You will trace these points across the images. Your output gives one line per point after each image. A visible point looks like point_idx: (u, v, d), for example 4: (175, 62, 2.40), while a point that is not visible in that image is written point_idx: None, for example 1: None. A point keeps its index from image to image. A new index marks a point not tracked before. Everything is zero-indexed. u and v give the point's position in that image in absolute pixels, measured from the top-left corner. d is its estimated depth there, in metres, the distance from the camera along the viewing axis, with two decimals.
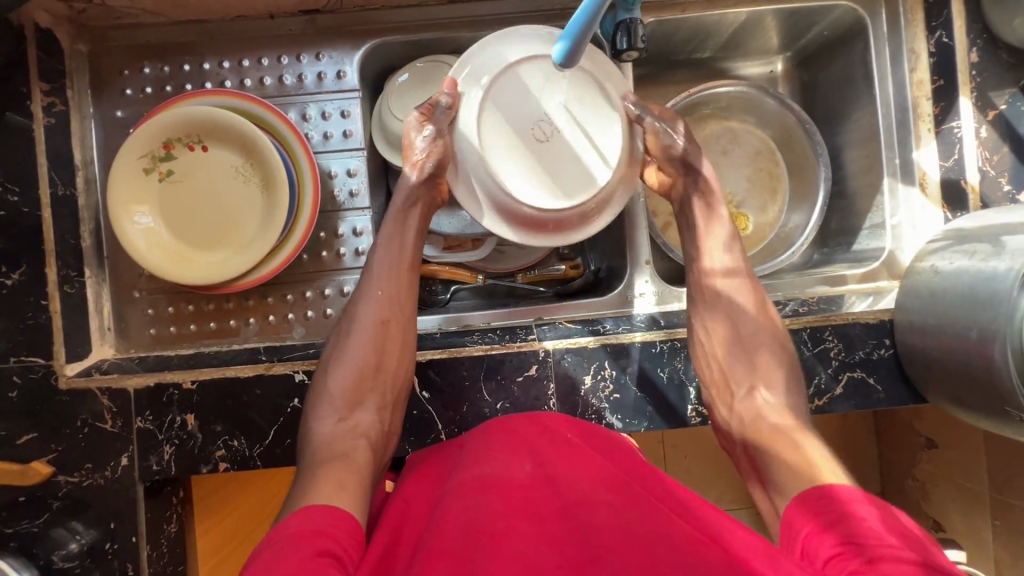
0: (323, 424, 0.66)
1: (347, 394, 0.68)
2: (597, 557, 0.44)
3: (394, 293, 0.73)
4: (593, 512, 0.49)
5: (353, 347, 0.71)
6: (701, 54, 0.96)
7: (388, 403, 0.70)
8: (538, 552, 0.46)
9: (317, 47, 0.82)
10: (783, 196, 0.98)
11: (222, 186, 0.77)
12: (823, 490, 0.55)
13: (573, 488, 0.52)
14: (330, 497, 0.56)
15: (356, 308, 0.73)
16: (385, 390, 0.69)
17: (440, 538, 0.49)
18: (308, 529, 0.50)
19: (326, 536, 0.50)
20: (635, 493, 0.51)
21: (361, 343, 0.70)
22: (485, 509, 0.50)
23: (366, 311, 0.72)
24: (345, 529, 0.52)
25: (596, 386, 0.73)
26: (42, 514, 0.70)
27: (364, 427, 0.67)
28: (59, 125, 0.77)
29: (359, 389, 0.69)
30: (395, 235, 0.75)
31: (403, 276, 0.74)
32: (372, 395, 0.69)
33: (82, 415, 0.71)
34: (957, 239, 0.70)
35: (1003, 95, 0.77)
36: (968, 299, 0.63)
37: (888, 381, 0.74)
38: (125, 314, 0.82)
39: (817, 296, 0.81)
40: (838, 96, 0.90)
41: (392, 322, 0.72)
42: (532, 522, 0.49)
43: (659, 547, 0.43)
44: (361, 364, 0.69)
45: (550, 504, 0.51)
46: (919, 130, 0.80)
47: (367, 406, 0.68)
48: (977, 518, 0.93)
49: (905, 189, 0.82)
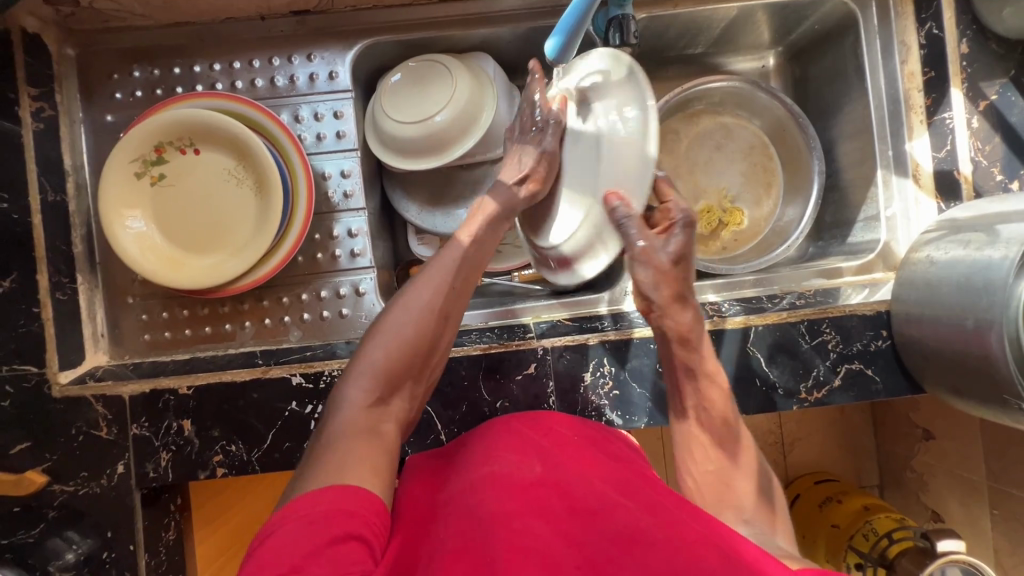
0: (355, 399, 0.57)
1: (388, 374, 0.59)
2: (617, 561, 0.44)
3: (456, 292, 0.65)
4: (610, 514, 0.49)
5: (408, 329, 0.61)
6: (693, 50, 0.96)
7: (417, 394, 0.63)
8: (558, 552, 0.45)
9: (308, 48, 0.82)
10: (777, 189, 0.98)
11: (215, 190, 0.77)
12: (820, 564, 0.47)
13: (586, 491, 0.52)
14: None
15: (415, 288, 0.64)
16: (419, 382, 0.63)
17: (455, 540, 0.47)
18: (335, 508, 0.46)
19: (352, 519, 0.46)
20: (649, 501, 0.51)
21: (417, 327, 0.62)
22: (502, 509, 0.49)
23: (429, 301, 0.63)
24: (373, 511, 0.48)
25: (595, 383, 0.73)
26: (37, 524, 0.69)
27: (394, 415, 0.59)
28: (48, 130, 0.76)
29: (402, 377, 0.60)
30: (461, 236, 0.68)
31: (473, 278, 0.68)
32: (409, 382, 0.61)
33: (76, 424, 0.70)
34: (952, 229, 0.70)
35: (994, 85, 0.77)
36: (964, 288, 0.63)
37: (886, 372, 0.74)
38: (119, 320, 0.81)
39: (813, 289, 0.81)
40: (830, 90, 0.91)
41: (448, 319, 0.64)
42: (546, 520, 0.48)
43: (681, 555, 0.44)
44: (410, 346, 0.61)
45: (562, 503, 0.50)
46: (911, 122, 0.80)
47: (403, 394, 0.61)
48: (975, 509, 0.93)
49: (899, 181, 0.82)
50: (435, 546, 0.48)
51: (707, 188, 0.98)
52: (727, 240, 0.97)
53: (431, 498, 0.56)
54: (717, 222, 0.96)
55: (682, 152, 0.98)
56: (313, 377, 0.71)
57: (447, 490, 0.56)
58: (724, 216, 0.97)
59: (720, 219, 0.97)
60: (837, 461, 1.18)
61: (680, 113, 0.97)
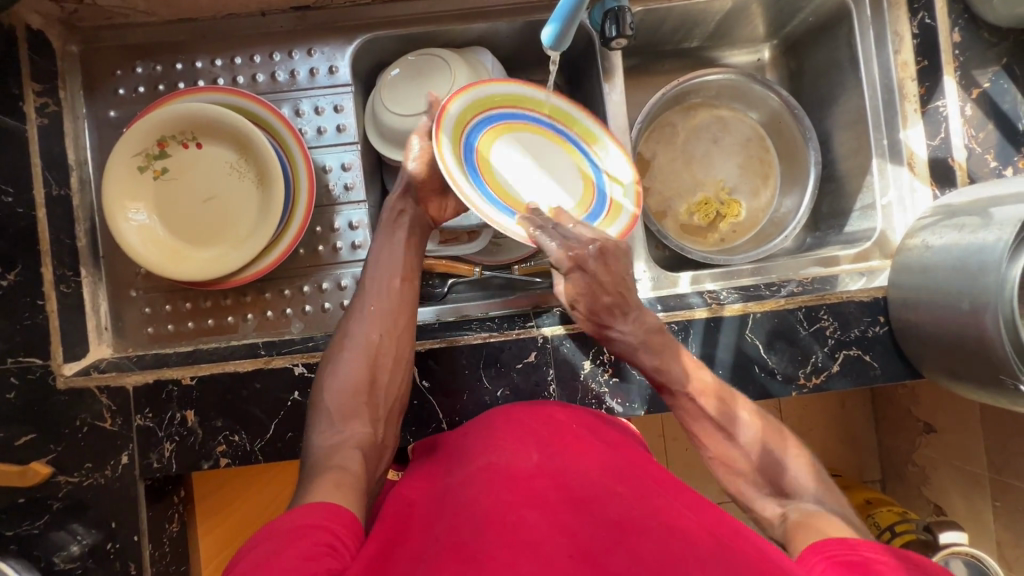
0: (318, 439, 0.61)
1: (340, 408, 0.63)
2: (609, 549, 0.45)
3: (389, 309, 0.69)
4: (603, 506, 0.49)
5: (347, 363, 0.66)
6: (689, 44, 0.97)
7: (382, 417, 0.65)
8: (553, 540, 0.46)
9: (308, 43, 0.83)
10: (774, 180, 0.99)
11: (216, 183, 0.78)
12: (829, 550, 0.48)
13: (582, 481, 0.53)
14: (323, 491, 0.53)
15: (349, 323, 0.69)
16: (379, 405, 0.65)
17: (452, 529, 0.48)
18: (306, 522, 0.48)
19: (325, 531, 0.47)
20: (644, 489, 0.52)
21: (355, 357, 0.66)
22: (498, 499, 0.50)
23: (362, 329, 0.68)
24: (345, 527, 0.49)
25: (595, 370, 0.74)
26: (42, 516, 0.69)
27: (356, 441, 0.61)
28: (52, 125, 0.77)
29: (353, 404, 0.63)
30: (387, 250, 0.73)
31: (398, 289, 0.71)
32: (366, 408, 0.64)
33: (81, 415, 0.70)
34: (946, 214, 0.71)
35: (987, 73, 0.78)
36: (960, 271, 0.64)
37: (884, 358, 0.75)
38: (122, 313, 0.82)
39: (811, 277, 0.82)
40: (825, 81, 0.92)
41: (386, 338, 0.68)
42: (542, 509, 0.49)
43: (674, 543, 0.45)
44: (356, 378, 0.65)
45: (558, 493, 0.51)
46: (906, 111, 0.81)
47: (361, 420, 0.63)
48: (976, 500, 0.93)
49: (894, 169, 0.83)
50: (433, 536, 0.49)
51: (705, 179, 0.99)
52: (725, 231, 0.98)
53: (431, 491, 0.57)
54: (715, 214, 0.97)
55: (680, 144, 0.99)
56: (315, 366, 0.72)
57: (445, 482, 0.57)
58: (722, 208, 0.98)
59: (718, 210, 0.98)
60: (839, 454, 1.18)
61: (677, 105, 0.98)
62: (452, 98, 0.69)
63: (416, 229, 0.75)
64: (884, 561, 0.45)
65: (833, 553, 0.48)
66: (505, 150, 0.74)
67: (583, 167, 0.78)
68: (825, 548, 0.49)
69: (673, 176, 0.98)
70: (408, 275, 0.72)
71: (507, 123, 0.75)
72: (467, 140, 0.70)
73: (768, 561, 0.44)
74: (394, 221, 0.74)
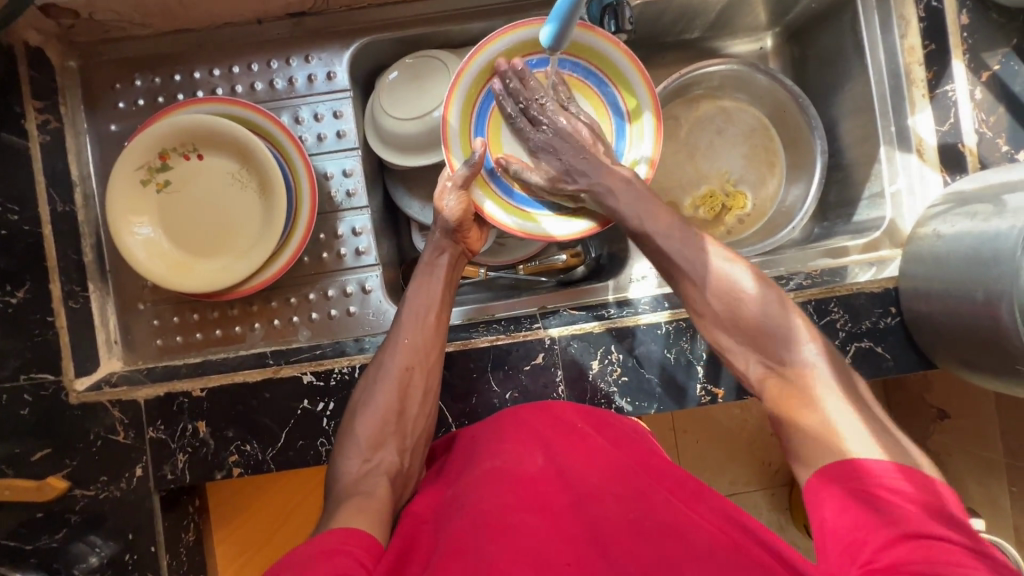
0: (346, 465, 0.62)
1: (369, 437, 0.64)
2: (607, 553, 0.45)
3: (421, 343, 0.69)
4: (601, 508, 0.50)
5: (379, 393, 0.66)
6: (690, 35, 0.97)
7: (410, 446, 0.65)
8: (552, 549, 0.46)
9: (305, 50, 0.83)
10: (780, 169, 0.98)
11: (219, 194, 0.78)
12: (837, 473, 0.50)
13: (581, 481, 0.53)
14: (346, 516, 0.53)
15: (382, 354, 0.70)
16: (407, 434, 0.65)
17: (454, 535, 0.48)
18: (327, 547, 0.47)
19: (346, 553, 0.47)
20: (644, 484, 0.52)
21: (387, 388, 0.67)
22: (499, 503, 0.50)
23: (395, 360, 0.68)
24: (362, 546, 0.48)
25: (604, 370, 0.73)
26: (60, 530, 0.70)
27: (384, 468, 0.62)
28: (54, 142, 0.77)
29: (382, 434, 0.64)
30: (424, 284, 0.74)
31: (430, 321, 0.71)
32: (395, 436, 0.64)
33: (94, 429, 0.71)
34: (958, 201, 0.69)
35: (996, 55, 0.76)
36: (972, 259, 0.63)
37: (896, 349, 0.73)
38: (131, 326, 0.82)
39: (820, 269, 0.80)
40: (829, 69, 0.90)
41: (416, 370, 0.68)
42: (542, 515, 0.49)
43: (669, 545, 0.44)
44: (387, 408, 0.65)
45: (561, 499, 0.52)
46: (913, 96, 0.79)
47: (389, 448, 0.63)
48: (992, 488, 0.93)
49: (902, 157, 0.81)
50: (439, 544, 0.49)
51: (708, 173, 0.98)
52: (731, 223, 0.97)
53: (439, 498, 0.58)
54: (720, 207, 0.96)
55: (683, 137, 0.99)
56: (324, 374, 0.72)
57: (452, 488, 0.57)
58: (727, 200, 0.97)
59: (723, 202, 0.97)
60: None
61: (679, 98, 0.97)
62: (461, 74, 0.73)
63: (452, 265, 0.77)
64: (893, 499, 0.47)
65: (841, 488, 0.49)
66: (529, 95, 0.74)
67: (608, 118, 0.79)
68: (834, 470, 0.51)
69: (677, 169, 0.98)
70: (442, 307, 0.73)
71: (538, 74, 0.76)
72: (478, 116, 0.76)
73: (763, 559, 0.44)
74: (436, 258, 0.76)
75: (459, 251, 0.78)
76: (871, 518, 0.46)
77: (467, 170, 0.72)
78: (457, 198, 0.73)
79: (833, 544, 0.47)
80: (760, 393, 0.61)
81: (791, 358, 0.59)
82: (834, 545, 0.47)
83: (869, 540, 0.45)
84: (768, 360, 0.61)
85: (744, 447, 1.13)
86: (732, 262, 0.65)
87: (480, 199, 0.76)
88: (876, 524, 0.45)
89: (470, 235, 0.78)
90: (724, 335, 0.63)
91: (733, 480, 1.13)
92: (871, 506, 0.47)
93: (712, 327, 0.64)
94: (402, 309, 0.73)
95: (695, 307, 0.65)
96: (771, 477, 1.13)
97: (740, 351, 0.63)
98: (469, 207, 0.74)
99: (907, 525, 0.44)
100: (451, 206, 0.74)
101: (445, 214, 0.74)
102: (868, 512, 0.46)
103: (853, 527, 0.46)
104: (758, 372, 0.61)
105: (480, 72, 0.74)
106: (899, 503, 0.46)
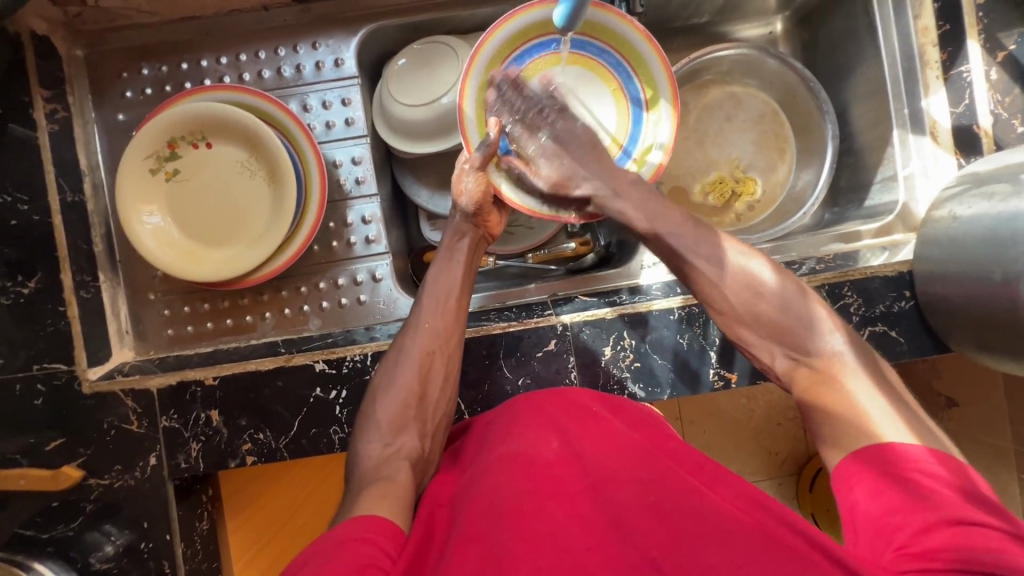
0: (367, 448, 0.62)
1: (389, 421, 0.64)
2: (628, 535, 0.45)
3: (441, 328, 0.69)
4: (620, 489, 0.49)
5: (400, 377, 0.66)
6: (699, 19, 0.96)
7: (430, 431, 0.65)
8: (570, 532, 0.46)
9: (312, 36, 0.82)
10: (791, 154, 0.97)
11: (228, 183, 0.77)
12: (874, 455, 0.50)
13: (599, 465, 0.52)
14: (369, 503, 0.53)
15: (403, 338, 0.69)
16: (427, 420, 0.65)
17: (473, 518, 0.48)
18: (350, 535, 0.47)
19: (367, 540, 0.47)
20: (663, 466, 0.51)
21: (408, 372, 0.66)
22: (517, 487, 0.50)
23: (416, 343, 0.68)
24: (385, 534, 0.48)
25: (616, 356, 0.72)
26: (76, 518, 0.70)
27: (405, 452, 0.62)
28: (62, 131, 0.77)
29: (402, 418, 0.64)
30: (443, 269, 0.74)
31: (450, 307, 0.71)
32: (415, 421, 0.64)
33: (107, 418, 0.71)
34: (973, 182, 0.68)
35: (1012, 34, 0.73)
36: (989, 241, 0.62)
37: (910, 333, 0.73)
38: (141, 317, 0.83)
39: (832, 254, 0.80)
40: (840, 52, 0.89)
41: (437, 355, 0.68)
42: (561, 499, 0.49)
43: (689, 527, 0.44)
44: (410, 392, 0.65)
45: (579, 482, 0.51)
46: (927, 79, 0.77)
47: (410, 433, 0.63)
48: (1002, 475, 0.92)
49: (915, 140, 0.80)
50: (457, 526, 0.49)
51: (718, 159, 0.97)
52: (741, 209, 0.96)
53: (457, 481, 0.58)
54: (730, 193, 0.96)
55: (693, 123, 0.98)
56: (336, 362, 0.71)
57: (468, 473, 0.57)
58: (737, 186, 0.96)
59: (733, 188, 0.96)
60: None
61: (689, 83, 0.96)
62: (476, 53, 0.74)
63: (472, 250, 0.76)
64: (934, 485, 0.46)
65: (877, 473, 0.49)
66: (536, 90, 0.75)
67: (622, 103, 0.78)
68: (873, 449, 0.50)
69: (686, 156, 0.97)
70: (461, 293, 0.73)
71: (547, 57, 0.76)
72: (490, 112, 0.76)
73: (789, 542, 0.43)
74: (454, 243, 0.76)
75: (478, 236, 0.77)
76: (908, 503, 0.45)
77: (482, 150, 0.72)
78: (475, 180, 0.74)
79: (865, 528, 0.47)
80: (789, 386, 0.61)
81: (816, 348, 0.59)
82: (866, 529, 0.47)
83: (905, 523, 0.44)
84: (796, 353, 0.60)
85: (752, 436, 1.13)
86: (743, 250, 0.66)
87: (497, 181, 0.76)
88: (912, 508, 0.45)
89: (488, 220, 0.77)
90: (748, 329, 0.63)
91: (742, 469, 1.13)
92: (906, 491, 0.46)
93: (734, 322, 0.64)
94: (422, 295, 0.72)
95: (713, 299, 0.65)
96: (779, 466, 1.13)
97: (764, 344, 0.63)
98: (488, 189, 0.74)
99: (945, 510, 0.44)
100: (471, 186, 0.74)
101: (463, 197, 0.74)
102: (904, 498, 0.46)
103: (889, 512, 0.46)
104: (785, 364, 0.61)
105: (488, 66, 0.75)
106: (935, 488, 0.46)
